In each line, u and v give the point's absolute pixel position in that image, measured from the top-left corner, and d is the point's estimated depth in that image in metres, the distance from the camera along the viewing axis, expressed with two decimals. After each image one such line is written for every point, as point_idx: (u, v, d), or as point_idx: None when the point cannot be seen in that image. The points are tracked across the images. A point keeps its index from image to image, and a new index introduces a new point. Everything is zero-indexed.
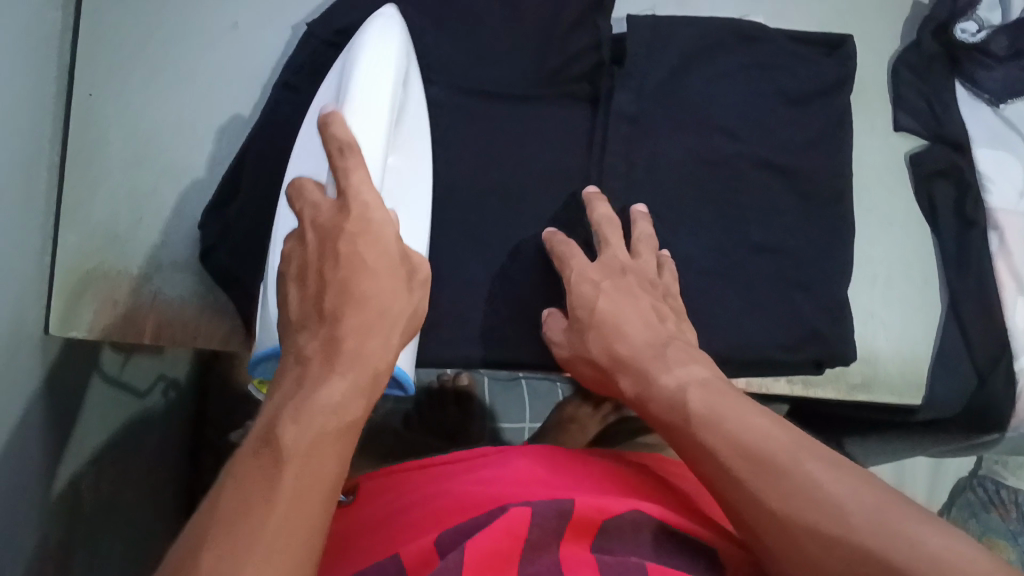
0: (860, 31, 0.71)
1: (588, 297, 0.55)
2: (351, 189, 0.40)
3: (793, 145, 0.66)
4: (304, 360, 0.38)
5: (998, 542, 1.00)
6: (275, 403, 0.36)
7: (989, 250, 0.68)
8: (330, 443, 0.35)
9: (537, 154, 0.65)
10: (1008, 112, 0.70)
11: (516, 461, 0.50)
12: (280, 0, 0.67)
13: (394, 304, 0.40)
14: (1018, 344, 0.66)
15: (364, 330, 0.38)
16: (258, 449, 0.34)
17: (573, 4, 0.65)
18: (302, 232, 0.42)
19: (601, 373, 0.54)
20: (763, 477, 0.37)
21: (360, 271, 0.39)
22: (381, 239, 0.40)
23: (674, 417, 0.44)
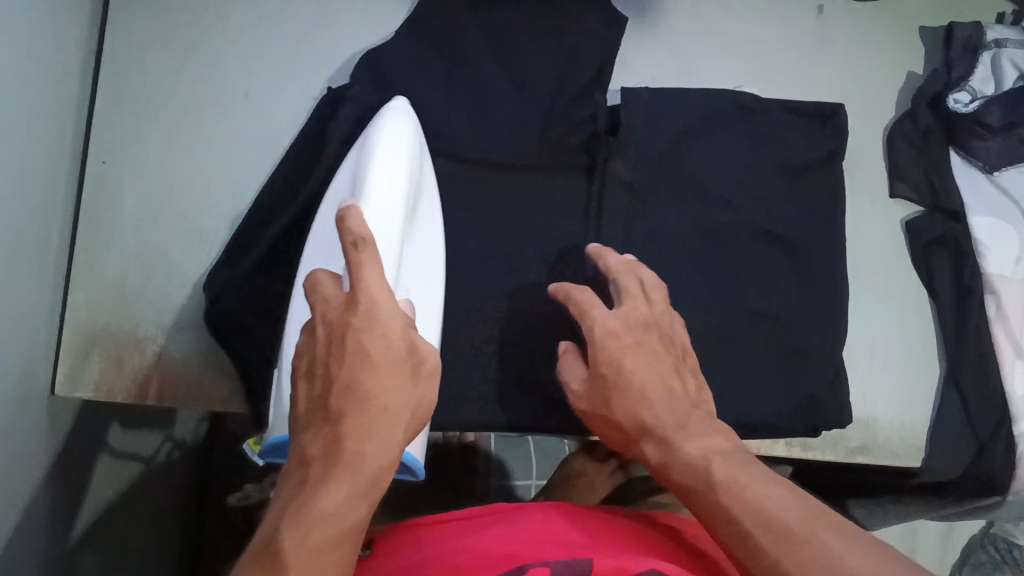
0: (858, 102, 0.73)
1: (613, 351, 0.51)
2: (361, 283, 0.42)
3: (787, 215, 0.68)
4: (307, 461, 0.39)
5: None
6: (282, 502, 0.38)
7: (988, 317, 0.68)
8: (326, 546, 0.36)
9: (537, 223, 0.67)
10: (1004, 180, 0.70)
11: (534, 518, 0.49)
12: (288, 69, 0.68)
13: (395, 401, 0.41)
14: (1018, 409, 0.67)
15: (363, 430, 0.39)
16: (259, 557, 0.36)
17: (575, 78, 0.67)
18: (313, 325, 0.44)
19: (620, 435, 0.50)
20: (782, 547, 0.37)
21: (364, 363, 0.41)
22: (387, 335, 0.42)
23: (694, 481, 0.43)
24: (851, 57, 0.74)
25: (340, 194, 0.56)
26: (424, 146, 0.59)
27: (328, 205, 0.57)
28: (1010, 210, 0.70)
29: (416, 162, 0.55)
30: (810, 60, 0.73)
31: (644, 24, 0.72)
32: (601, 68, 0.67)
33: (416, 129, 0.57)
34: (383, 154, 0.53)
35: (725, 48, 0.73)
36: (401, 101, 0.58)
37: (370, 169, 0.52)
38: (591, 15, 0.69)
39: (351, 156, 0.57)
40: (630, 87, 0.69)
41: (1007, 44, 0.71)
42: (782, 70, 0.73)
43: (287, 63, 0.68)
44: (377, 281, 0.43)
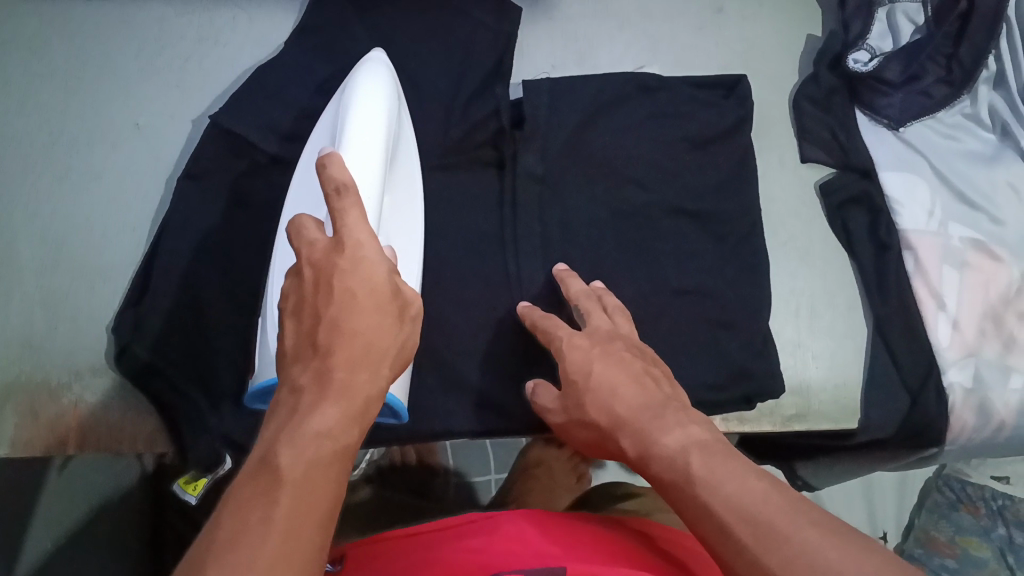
0: (760, 70, 0.73)
1: (581, 362, 0.51)
2: (346, 228, 0.39)
3: (698, 189, 0.67)
4: (298, 389, 0.36)
5: (971, 541, 0.92)
6: (272, 429, 0.35)
7: (907, 270, 0.68)
8: (320, 468, 0.34)
9: (452, 223, 0.65)
10: (909, 135, 0.71)
11: (506, 529, 0.49)
12: (178, 92, 0.66)
13: (383, 340, 0.39)
14: (944, 359, 0.66)
15: (355, 364, 0.37)
16: (252, 479, 0.33)
17: (473, 73, 0.66)
18: (298, 270, 0.40)
19: (596, 433, 0.48)
20: (765, 543, 0.34)
21: (350, 301, 0.38)
22: (377, 273, 0.39)
23: (672, 475, 0.40)
24: (746, 26, 0.74)
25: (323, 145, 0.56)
26: (400, 98, 0.58)
27: (307, 164, 0.57)
28: (918, 162, 0.70)
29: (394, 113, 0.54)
30: (708, 33, 0.74)
31: (538, 12, 0.71)
32: (500, 59, 0.67)
33: (392, 80, 0.56)
34: (362, 103, 0.53)
35: (621, 28, 0.72)
36: (378, 54, 0.58)
37: (351, 116, 0.52)
38: (481, 7, 0.68)
39: (332, 110, 0.57)
40: (531, 78, 0.69)
41: None
42: (681, 45, 0.73)
43: (176, 86, 0.66)
44: (363, 226, 0.40)
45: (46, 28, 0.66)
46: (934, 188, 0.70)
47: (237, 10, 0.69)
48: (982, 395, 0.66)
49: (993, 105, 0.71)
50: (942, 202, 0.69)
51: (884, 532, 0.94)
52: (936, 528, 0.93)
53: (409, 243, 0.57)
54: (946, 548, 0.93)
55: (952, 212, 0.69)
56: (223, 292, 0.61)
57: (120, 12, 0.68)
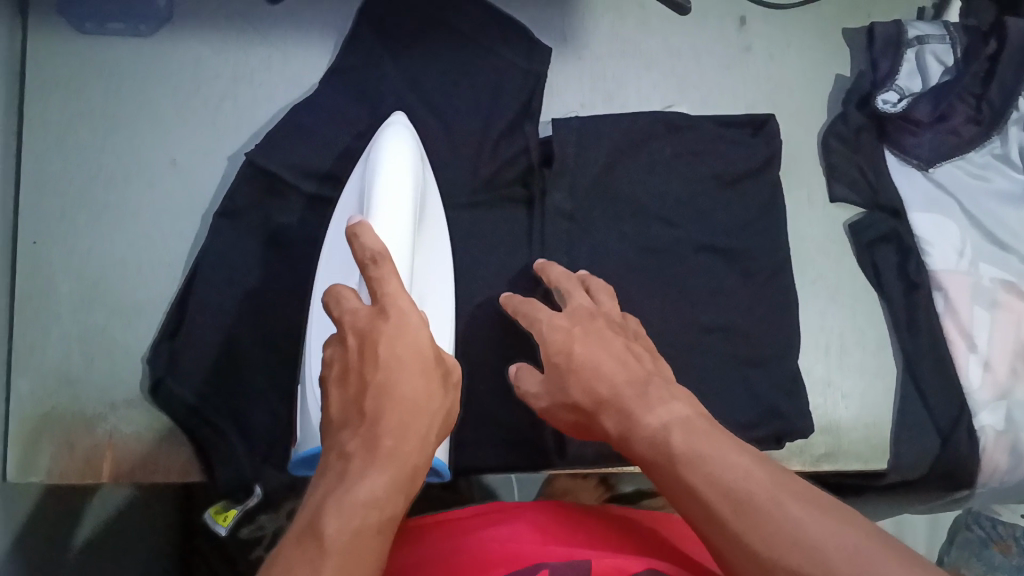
0: (788, 109, 0.74)
1: (562, 343, 0.50)
2: (387, 295, 0.42)
3: (728, 228, 0.68)
4: (346, 454, 0.38)
5: None
6: (318, 494, 0.37)
7: (937, 310, 0.68)
8: (366, 535, 0.35)
9: (482, 258, 0.66)
10: (940, 175, 0.71)
11: (527, 517, 0.51)
12: (214, 131, 0.68)
13: (428, 404, 0.40)
14: (975, 401, 0.66)
15: (401, 433, 0.38)
16: (299, 543, 0.34)
17: (502, 112, 0.67)
18: (342, 336, 0.43)
19: (583, 416, 0.48)
20: (748, 519, 0.35)
21: (397, 368, 0.40)
22: (420, 341, 0.41)
23: (654, 454, 0.41)
24: (774, 65, 0.75)
25: (348, 211, 0.58)
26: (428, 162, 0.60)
27: (338, 222, 0.59)
28: (948, 202, 0.70)
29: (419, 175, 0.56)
30: (735, 72, 0.74)
31: (566, 51, 0.72)
32: (529, 100, 0.68)
33: (414, 140, 0.58)
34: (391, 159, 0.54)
35: (649, 67, 0.73)
36: (400, 117, 0.60)
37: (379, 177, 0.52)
38: (510, 47, 0.69)
39: (358, 172, 0.58)
40: (559, 117, 0.70)
41: (929, 39, 0.71)
42: (709, 84, 0.74)
43: (212, 125, 0.68)
44: (403, 295, 0.43)
45: (83, 68, 0.67)
46: (964, 229, 0.70)
47: (272, 49, 0.70)
48: (1015, 435, 0.65)
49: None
50: (973, 241, 0.69)
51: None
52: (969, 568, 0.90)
53: (445, 291, 0.58)
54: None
55: (982, 252, 0.69)
56: (258, 334, 0.62)
57: (155, 51, 0.69)
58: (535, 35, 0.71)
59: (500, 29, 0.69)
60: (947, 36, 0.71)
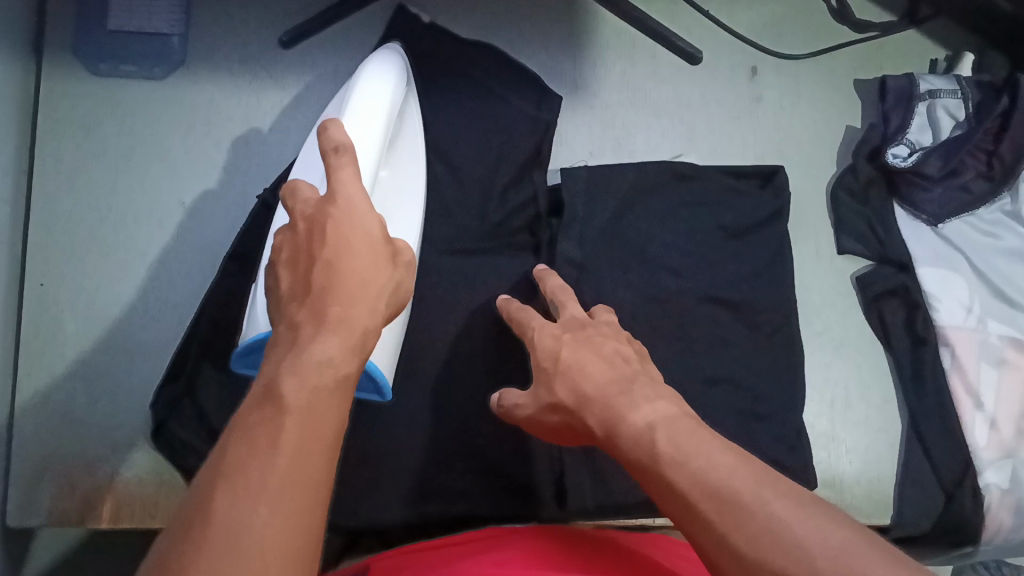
0: (797, 160, 0.74)
1: (552, 348, 0.49)
2: (340, 181, 0.40)
3: (735, 280, 0.68)
4: (295, 325, 0.35)
5: None
6: (271, 362, 0.34)
7: (943, 366, 0.68)
8: (325, 398, 0.33)
9: (487, 305, 0.66)
10: (949, 231, 0.70)
11: (525, 542, 0.50)
12: (223, 173, 0.68)
13: (379, 274, 0.38)
14: (981, 459, 0.65)
15: (353, 298, 0.36)
16: (257, 410, 0.32)
17: (511, 159, 0.68)
18: (291, 224, 0.39)
19: (566, 416, 0.46)
20: (729, 518, 0.32)
21: (346, 243, 0.37)
22: (370, 221, 0.39)
23: (638, 453, 0.38)
24: (784, 116, 0.75)
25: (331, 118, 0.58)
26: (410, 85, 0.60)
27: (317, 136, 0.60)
28: (956, 259, 0.70)
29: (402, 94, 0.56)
30: (745, 121, 0.74)
31: (576, 100, 0.73)
32: (537, 148, 0.69)
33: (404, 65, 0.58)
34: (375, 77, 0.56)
35: (659, 116, 0.73)
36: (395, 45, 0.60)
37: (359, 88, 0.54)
38: (520, 96, 0.70)
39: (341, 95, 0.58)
40: (568, 166, 0.70)
41: (941, 94, 0.71)
42: (719, 133, 0.74)
43: (222, 167, 0.68)
44: (358, 188, 0.40)
45: (97, 106, 0.68)
46: (973, 285, 0.69)
47: (283, 90, 0.70)
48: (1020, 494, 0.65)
49: None
50: (981, 298, 0.69)
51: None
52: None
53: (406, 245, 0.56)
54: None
55: (991, 309, 0.68)
56: None
57: (167, 92, 0.69)
58: (543, 81, 0.72)
59: (510, 80, 0.70)
60: (958, 90, 0.71)
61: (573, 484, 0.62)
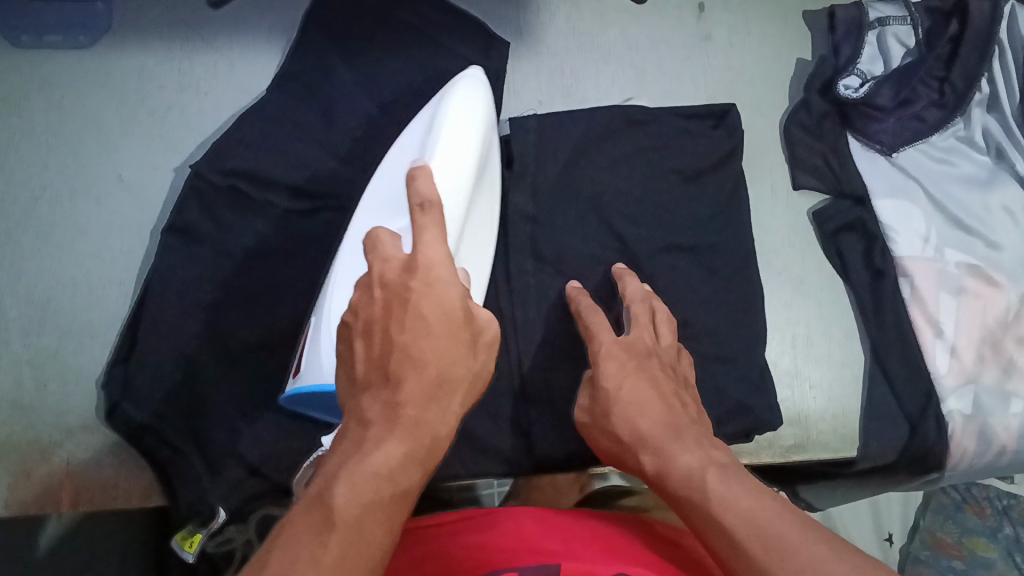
0: (749, 98, 0.73)
1: (615, 372, 0.53)
2: (423, 248, 0.40)
3: (691, 224, 0.67)
4: (365, 423, 0.38)
5: (979, 543, 0.93)
6: (333, 464, 0.37)
7: (904, 298, 0.68)
8: (375, 509, 0.35)
9: None
10: (903, 160, 0.70)
11: (508, 524, 0.50)
12: (161, 144, 0.65)
13: (455, 373, 0.39)
14: (943, 388, 0.66)
15: (424, 400, 0.38)
16: (308, 516, 0.35)
17: None
18: (368, 287, 0.40)
19: (615, 448, 0.50)
20: (774, 555, 0.35)
21: (424, 334, 0.38)
22: (446, 304, 0.39)
23: (687, 490, 0.41)
24: (735, 53, 0.74)
25: (408, 155, 0.57)
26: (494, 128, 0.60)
27: (393, 163, 0.58)
28: (912, 188, 0.69)
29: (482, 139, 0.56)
30: (695, 61, 0.73)
31: (523, 47, 0.70)
32: (489, 97, 0.66)
33: (487, 103, 0.58)
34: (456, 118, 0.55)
35: (608, 60, 0.71)
36: (475, 72, 0.59)
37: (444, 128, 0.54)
38: (464, 41, 0.67)
39: (422, 120, 0.58)
40: (518, 116, 0.68)
41: (890, 21, 0.70)
42: (670, 76, 0.72)
43: (159, 138, 0.65)
44: (437, 247, 0.40)
45: (25, 82, 0.65)
46: (928, 214, 0.69)
47: (216, 55, 0.68)
48: (983, 420, 0.66)
49: (987, 128, 0.70)
50: (938, 227, 0.69)
51: (889, 535, 0.95)
52: (943, 530, 0.94)
53: (481, 264, 0.58)
54: (954, 550, 0.93)
55: (948, 237, 0.68)
56: (207, 337, 0.60)
57: (96, 63, 0.66)
58: (489, 27, 0.69)
59: (452, 26, 0.67)
60: (908, 16, 0.70)
61: (539, 436, 0.62)
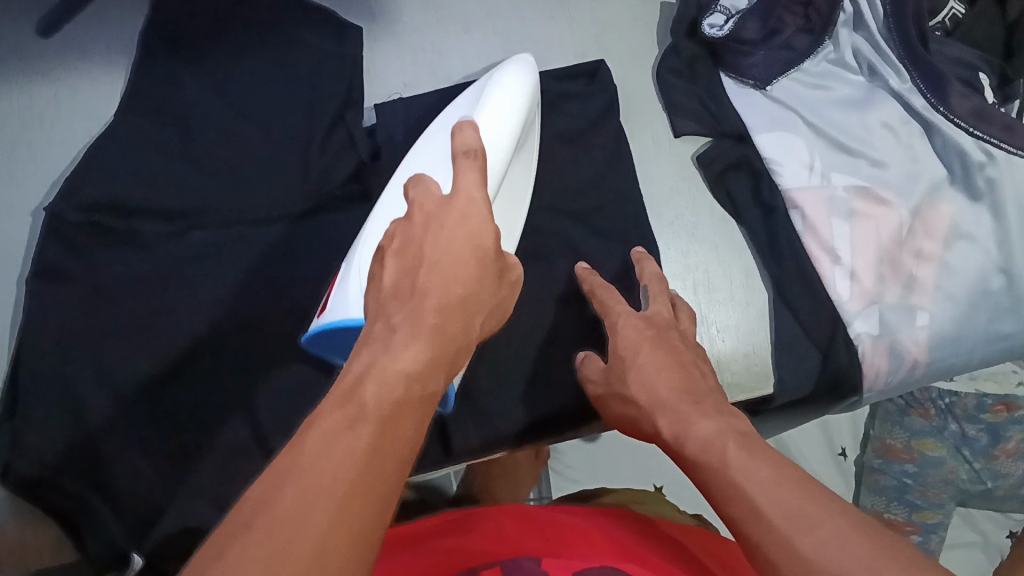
0: (618, 50, 0.72)
1: (631, 339, 0.53)
2: (464, 186, 0.43)
3: (575, 187, 0.66)
4: (392, 327, 0.38)
5: (927, 443, 0.94)
6: (360, 359, 0.37)
7: (797, 230, 0.68)
8: (405, 407, 0.35)
9: (327, 269, 0.63)
10: (777, 92, 0.70)
11: (493, 526, 0.57)
12: (11, 186, 0.62)
13: (481, 291, 0.41)
14: (848, 313, 0.66)
15: (448, 312, 0.39)
16: (338, 405, 0.34)
17: (322, 107, 0.63)
18: (408, 213, 0.43)
19: (632, 410, 0.51)
20: (798, 525, 0.35)
21: (456, 256, 0.40)
22: (484, 233, 0.42)
23: (707, 456, 0.41)
24: (599, 6, 0.72)
25: (455, 114, 0.58)
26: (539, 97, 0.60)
27: (444, 119, 0.59)
28: (791, 118, 0.69)
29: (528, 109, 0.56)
30: (559, 19, 0.71)
31: (377, 29, 0.68)
32: (348, 87, 0.64)
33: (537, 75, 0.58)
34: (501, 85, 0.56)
35: (468, 30, 0.69)
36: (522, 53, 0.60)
37: (495, 88, 0.55)
38: (316, 31, 0.64)
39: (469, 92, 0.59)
40: (383, 102, 0.66)
41: None
42: (535, 37, 0.71)
43: (8, 180, 0.63)
44: (476, 188, 0.43)
45: None
46: (810, 142, 0.69)
47: (57, 84, 0.65)
48: (891, 338, 0.66)
49: (856, 47, 0.70)
50: (822, 154, 0.68)
51: (843, 449, 0.99)
52: (891, 436, 0.95)
53: (517, 204, 0.60)
54: (904, 454, 0.95)
55: (832, 162, 0.68)
56: (94, 376, 0.59)
57: None
58: (339, 15, 0.67)
59: (302, 19, 0.64)
60: None
61: (454, 428, 0.62)
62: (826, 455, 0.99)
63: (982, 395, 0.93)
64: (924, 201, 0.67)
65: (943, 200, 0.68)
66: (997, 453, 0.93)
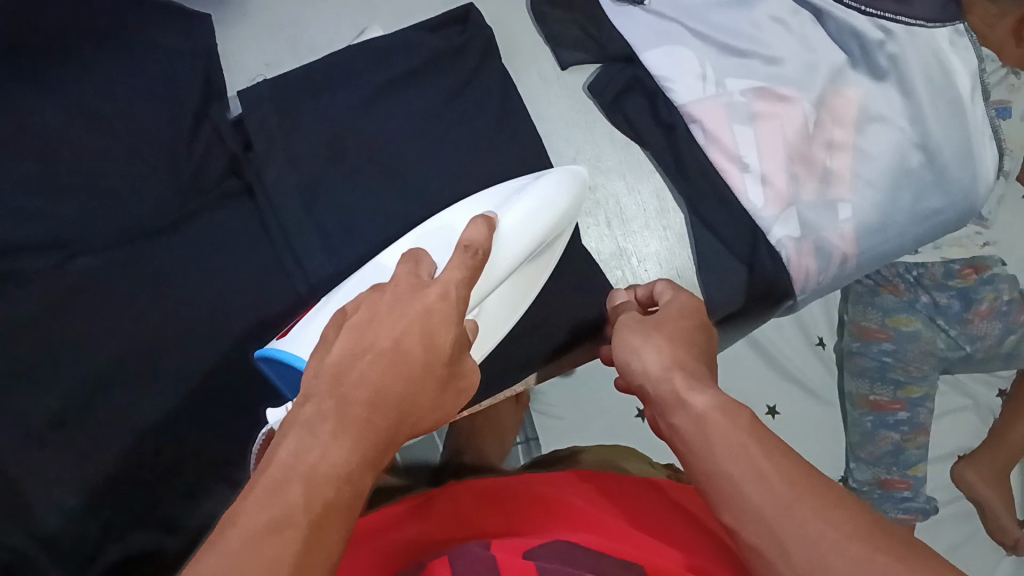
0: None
1: (684, 309, 0.51)
2: (454, 281, 0.43)
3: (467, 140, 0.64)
4: (321, 413, 0.36)
5: (900, 318, 0.92)
6: (291, 449, 0.35)
7: (699, 143, 0.66)
8: (330, 515, 0.33)
9: (227, 267, 0.60)
10: (656, 4, 0.68)
11: (445, 506, 0.54)
12: None
13: (419, 395, 0.40)
14: (766, 219, 0.64)
15: (375, 405, 0.38)
16: (260, 510, 0.32)
17: (184, 101, 0.61)
18: (384, 287, 0.43)
19: (644, 344, 0.47)
20: (802, 487, 0.34)
21: (405, 360, 0.39)
22: (440, 339, 0.41)
23: (723, 409, 0.39)
24: None
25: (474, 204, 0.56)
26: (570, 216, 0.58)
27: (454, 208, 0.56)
28: (674, 29, 0.67)
29: (546, 229, 0.54)
30: None
31: (228, 13, 0.67)
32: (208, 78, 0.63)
33: (566, 190, 0.56)
34: (524, 203, 0.53)
35: None
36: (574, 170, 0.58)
37: (522, 201, 0.53)
38: (166, 27, 0.63)
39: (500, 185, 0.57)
40: (245, 84, 0.64)
41: None
42: None
43: None
44: (460, 286, 0.43)
45: None
46: (699, 51, 0.66)
47: None
48: (815, 237, 0.64)
49: None
50: (713, 61, 0.66)
51: (820, 339, 0.95)
52: (864, 318, 0.92)
53: (522, 297, 0.57)
54: (880, 334, 0.92)
55: (725, 68, 0.66)
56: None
57: None
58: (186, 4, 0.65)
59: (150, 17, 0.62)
60: None
61: None
62: (803, 347, 0.95)
63: (949, 262, 0.93)
64: (826, 90, 0.64)
65: (847, 85, 0.65)
66: (971, 317, 0.92)
